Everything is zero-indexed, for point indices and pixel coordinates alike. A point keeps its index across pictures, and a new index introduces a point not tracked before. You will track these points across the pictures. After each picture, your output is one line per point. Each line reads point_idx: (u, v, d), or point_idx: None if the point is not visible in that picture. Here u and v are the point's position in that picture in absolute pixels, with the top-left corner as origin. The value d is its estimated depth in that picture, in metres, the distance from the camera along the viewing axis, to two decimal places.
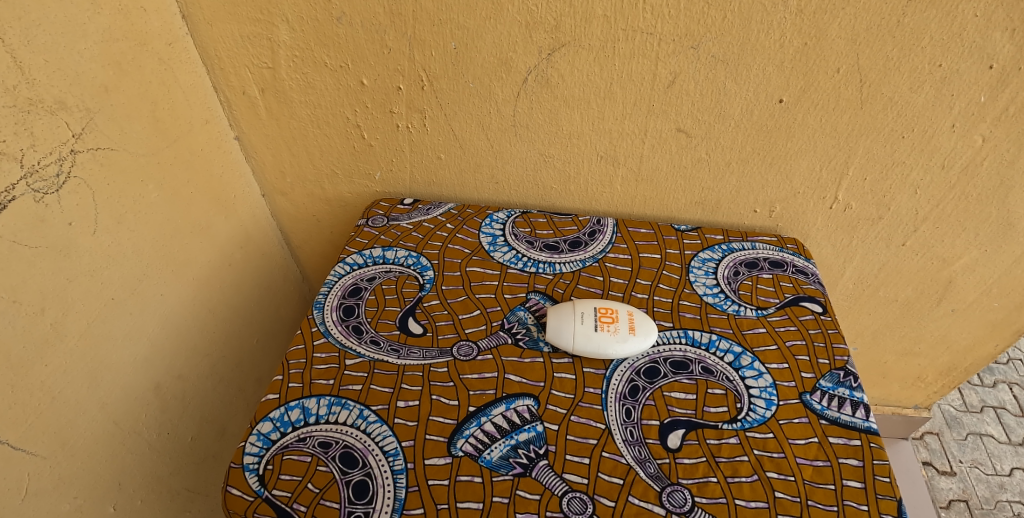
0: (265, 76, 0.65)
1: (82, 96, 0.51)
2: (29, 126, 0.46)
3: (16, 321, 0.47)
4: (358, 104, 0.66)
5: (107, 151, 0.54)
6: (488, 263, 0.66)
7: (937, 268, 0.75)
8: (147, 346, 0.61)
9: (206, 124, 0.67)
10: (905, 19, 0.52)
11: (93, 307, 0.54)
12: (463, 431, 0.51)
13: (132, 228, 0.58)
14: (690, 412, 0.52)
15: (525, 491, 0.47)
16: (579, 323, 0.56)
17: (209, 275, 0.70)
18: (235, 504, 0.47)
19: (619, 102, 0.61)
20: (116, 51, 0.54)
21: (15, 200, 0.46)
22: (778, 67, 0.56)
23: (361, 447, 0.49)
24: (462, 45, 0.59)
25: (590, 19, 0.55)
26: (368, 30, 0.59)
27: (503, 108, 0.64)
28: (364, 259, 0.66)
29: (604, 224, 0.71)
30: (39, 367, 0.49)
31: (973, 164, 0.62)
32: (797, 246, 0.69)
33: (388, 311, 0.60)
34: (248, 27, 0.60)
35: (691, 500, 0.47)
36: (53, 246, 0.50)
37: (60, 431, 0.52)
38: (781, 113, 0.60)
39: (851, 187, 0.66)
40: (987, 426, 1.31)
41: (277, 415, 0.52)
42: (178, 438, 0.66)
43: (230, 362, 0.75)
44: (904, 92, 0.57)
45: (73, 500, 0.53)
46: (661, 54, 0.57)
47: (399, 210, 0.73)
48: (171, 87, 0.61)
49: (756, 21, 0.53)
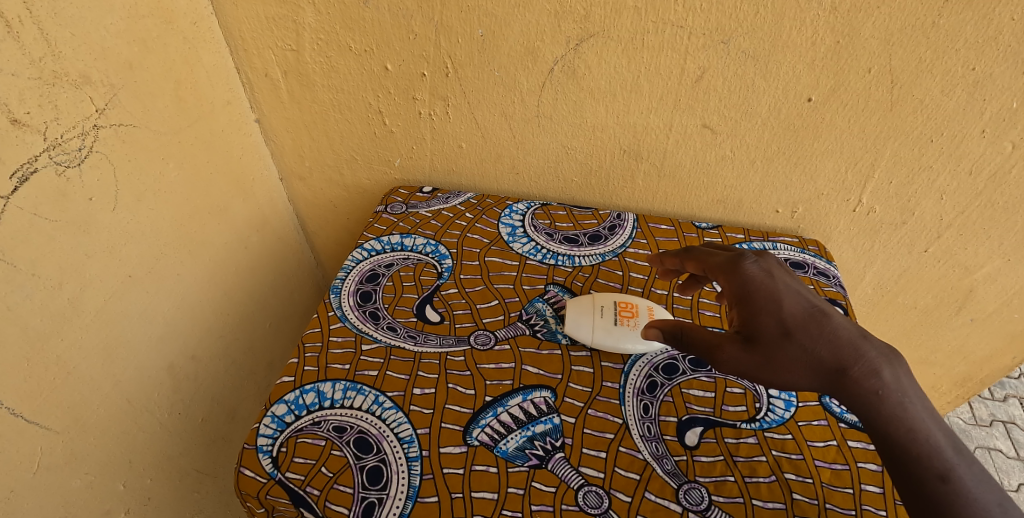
0: (289, 59, 0.64)
1: (106, 72, 0.51)
2: (53, 99, 0.46)
3: (33, 295, 0.47)
4: (380, 89, 0.65)
5: (130, 128, 0.54)
6: (507, 254, 0.65)
7: (959, 277, 0.73)
8: (162, 326, 0.61)
9: (228, 105, 0.67)
10: (940, 20, 0.51)
11: (111, 284, 0.54)
12: (479, 421, 0.50)
13: (152, 206, 0.58)
14: (708, 410, 0.52)
15: (541, 483, 0.47)
16: (598, 317, 0.56)
17: (226, 257, 0.70)
18: (248, 485, 0.47)
19: (645, 96, 0.61)
20: (141, 28, 0.54)
21: (37, 172, 0.45)
22: (808, 66, 0.56)
23: (376, 433, 0.49)
24: (489, 33, 0.58)
25: (620, 10, 0.54)
26: (394, 14, 0.58)
27: (528, 98, 0.63)
28: (382, 245, 0.66)
29: (624, 219, 0.70)
30: (55, 341, 0.49)
31: (1002, 172, 0.61)
32: (819, 248, 0.69)
33: (406, 298, 0.60)
34: (274, 8, 0.60)
35: (708, 498, 0.47)
36: (73, 221, 0.49)
37: (74, 407, 0.51)
38: (809, 112, 0.59)
39: (876, 190, 0.65)
40: (996, 441, 1.29)
41: (292, 397, 0.51)
42: (189, 418, 0.65)
43: (242, 345, 0.75)
44: (935, 95, 0.56)
45: (84, 476, 0.53)
46: (690, 48, 0.56)
47: (417, 197, 0.73)
48: (195, 66, 0.61)
49: (789, 18, 0.52)
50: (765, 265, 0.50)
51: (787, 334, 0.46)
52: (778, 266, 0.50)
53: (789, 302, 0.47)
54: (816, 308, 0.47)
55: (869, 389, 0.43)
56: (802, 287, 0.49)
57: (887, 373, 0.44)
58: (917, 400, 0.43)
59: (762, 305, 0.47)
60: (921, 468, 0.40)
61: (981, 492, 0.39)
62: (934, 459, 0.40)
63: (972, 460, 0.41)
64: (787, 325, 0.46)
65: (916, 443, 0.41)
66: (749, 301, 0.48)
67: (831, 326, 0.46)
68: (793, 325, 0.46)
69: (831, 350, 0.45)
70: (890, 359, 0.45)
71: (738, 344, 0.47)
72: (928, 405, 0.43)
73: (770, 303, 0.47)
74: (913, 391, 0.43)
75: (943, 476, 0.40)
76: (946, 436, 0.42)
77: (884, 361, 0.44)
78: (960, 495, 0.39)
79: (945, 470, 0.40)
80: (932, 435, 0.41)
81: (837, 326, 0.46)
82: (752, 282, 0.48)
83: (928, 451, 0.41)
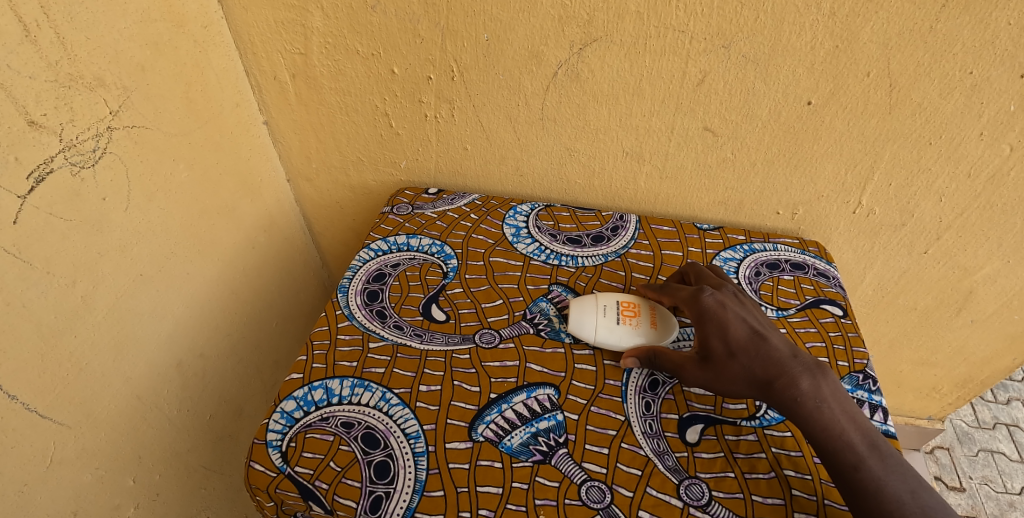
0: (297, 62, 0.65)
1: (120, 74, 0.52)
2: (69, 101, 0.47)
3: (48, 292, 0.48)
4: (387, 92, 0.66)
5: (142, 129, 0.55)
6: (512, 254, 0.66)
7: (958, 278, 0.74)
8: (171, 324, 0.62)
9: (237, 107, 0.68)
10: (937, 24, 0.52)
11: (123, 282, 0.55)
12: (484, 417, 0.51)
13: (162, 206, 0.59)
14: (709, 407, 0.53)
15: (544, 478, 0.48)
16: (601, 316, 0.57)
17: (234, 257, 0.71)
18: (258, 479, 0.48)
19: (647, 98, 0.62)
20: (154, 31, 0.55)
21: (53, 172, 0.47)
22: (808, 69, 0.57)
23: (383, 429, 0.50)
24: (494, 37, 0.59)
25: (623, 15, 0.55)
26: (402, 19, 0.59)
27: (533, 101, 0.64)
28: (388, 245, 0.67)
29: (627, 220, 0.71)
30: (68, 337, 0.50)
31: (1000, 174, 0.62)
32: (819, 249, 0.70)
33: (412, 297, 0.61)
34: (283, 13, 0.61)
35: (709, 493, 0.48)
36: (87, 220, 0.50)
37: (86, 402, 0.52)
38: (809, 115, 0.60)
39: (875, 192, 0.66)
40: (999, 443, 1.30)
41: (301, 394, 0.52)
42: (197, 416, 0.66)
43: (250, 344, 0.76)
44: (933, 98, 0.57)
45: (95, 470, 0.54)
46: (692, 52, 0.57)
47: (423, 199, 0.74)
48: (205, 69, 0.62)
49: (789, 23, 0.53)
50: (719, 296, 0.53)
51: (731, 355, 0.50)
52: (731, 297, 0.54)
53: (734, 327, 0.51)
54: (756, 333, 0.51)
55: (790, 396, 0.48)
56: (750, 314, 0.53)
57: (808, 383, 0.48)
58: (834, 405, 0.48)
59: (710, 330, 0.51)
60: (839, 459, 0.45)
61: (891, 480, 0.44)
62: (848, 452, 0.46)
63: (886, 453, 0.46)
64: (732, 347, 0.50)
65: (832, 439, 0.46)
66: (699, 326, 0.52)
67: (767, 347, 0.50)
68: (736, 347, 0.50)
69: (764, 365, 0.49)
70: (814, 372, 0.49)
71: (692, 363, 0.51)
72: (845, 408, 0.48)
73: (716, 329, 0.51)
74: (832, 398, 0.48)
75: (856, 466, 0.45)
76: (862, 435, 0.47)
77: (807, 374, 0.49)
78: (872, 481, 0.44)
79: (858, 462, 0.45)
80: (847, 434, 0.46)
81: (772, 347, 0.50)
82: (704, 311, 0.53)
83: (844, 445, 0.46)
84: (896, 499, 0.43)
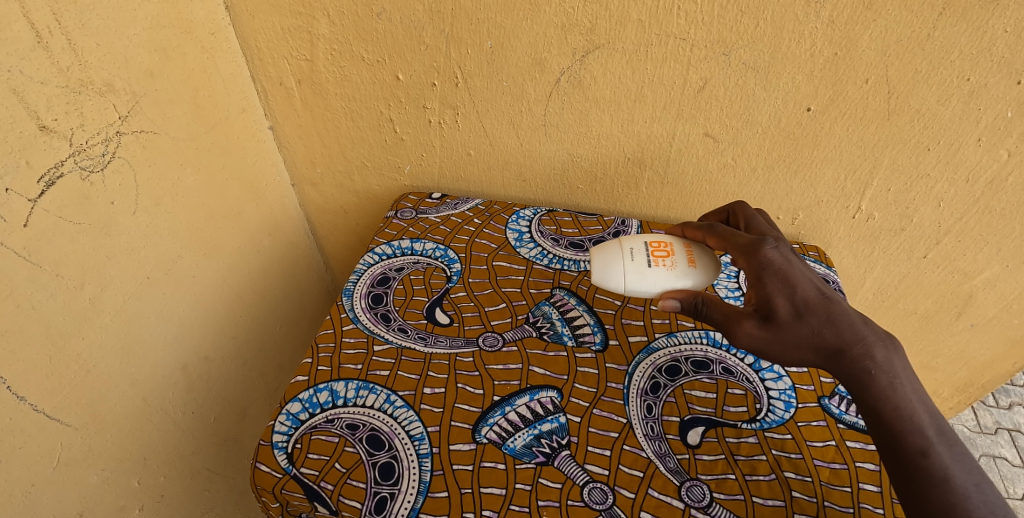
0: (303, 68, 0.66)
1: (129, 80, 0.53)
2: (79, 106, 0.48)
3: (56, 294, 0.49)
4: (392, 98, 0.67)
5: (150, 134, 0.56)
6: (515, 258, 0.67)
7: (958, 282, 0.75)
8: (177, 326, 0.62)
9: (243, 112, 0.69)
10: (935, 32, 0.52)
11: (130, 285, 0.56)
12: (487, 419, 0.52)
13: (169, 210, 0.59)
14: (710, 410, 0.53)
15: (547, 479, 0.48)
16: (630, 260, 0.54)
17: (239, 260, 0.72)
18: (264, 480, 0.48)
19: (649, 105, 0.62)
20: (162, 37, 0.56)
21: (63, 176, 0.47)
22: (808, 76, 0.57)
23: (388, 430, 0.51)
24: (498, 44, 0.60)
25: (625, 23, 0.56)
26: (407, 26, 0.60)
27: (536, 107, 0.65)
28: (392, 250, 0.68)
29: (629, 225, 0.72)
30: (76, 339, 0.51)
31: (998, 180, 0.62)
32: (819, 254, 0.70)
33: (416, 300, 0.62)
34: (290, 20, 0.62)
35: (709, 495, 0.48)
36: (96, 223, 0.51)
37: (92, 403, 0.53)
38: (808, 121, 0.61)
39: (875, 198, 0.67)
40: (1000, 449, 1.30)
41: (306, 396, 0.53)
42: (202, 418, 0.67)
43: (253, 347, 0.76)
44: (931, 104, 0.57)
45: (101, 471, 0.55)
46: (693, 59, 0.58)
47: (427, 203, 0.75)
48: (212, 74, 0.63)
49: (788, 31, 0.54)
50: (783, 251, 0.49)
51: (799, 316, 0.47)
52: (792, 254, 0.51)
53: (802, 286, 0.47)
54: (824, 294, 0.48)
55: (862, 368, 0.46)
56: (812, 274, 0.49)
57: (881, 354, 0.46)
58: (907, 382, 0.46)
59: (779, 287, 0.47)
60: (903, 443, 0.44)
61: (958, 470, 0.42)
62: (917, 435, 0.44)
63: (953, 441, 0.44)
64: (800, 307, 0.47)
65: (902, 420, 0.44)
66: (764, 282, 0.48)
67: (837, 310, 0.47)
68: (806, 307, 0.47)
69: (836, 331, 0.46)
70: (886, 343, 0.47)
71: (752, 322, 0.48)
72: (916, 387, 0.46)
73: (786, 286, 0.47)
74: (903, 373, 0.46)
75: (924, 451, 0.43)
76: (931, 419, 0.45)
77: (880, 344, 0.46)
78: (939, 468, 0.42)
79: (925, 446, 0.43)
80: (916, 416, 0.44)
81: (841, 311, 0.47)
82: (769, 265, 0.48)
83: (912, 428, 0.44)
84: (961, 490, 0.42)
